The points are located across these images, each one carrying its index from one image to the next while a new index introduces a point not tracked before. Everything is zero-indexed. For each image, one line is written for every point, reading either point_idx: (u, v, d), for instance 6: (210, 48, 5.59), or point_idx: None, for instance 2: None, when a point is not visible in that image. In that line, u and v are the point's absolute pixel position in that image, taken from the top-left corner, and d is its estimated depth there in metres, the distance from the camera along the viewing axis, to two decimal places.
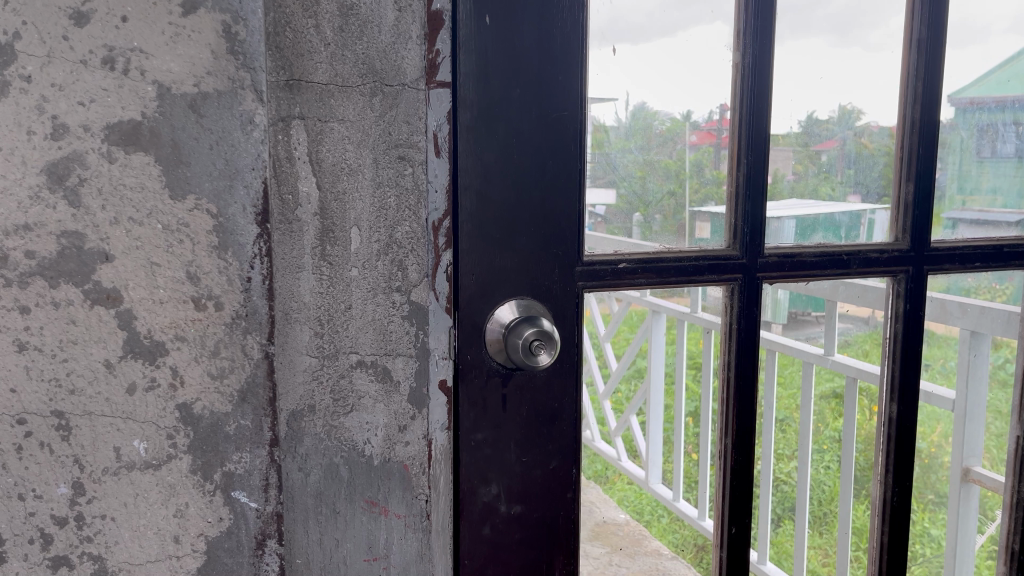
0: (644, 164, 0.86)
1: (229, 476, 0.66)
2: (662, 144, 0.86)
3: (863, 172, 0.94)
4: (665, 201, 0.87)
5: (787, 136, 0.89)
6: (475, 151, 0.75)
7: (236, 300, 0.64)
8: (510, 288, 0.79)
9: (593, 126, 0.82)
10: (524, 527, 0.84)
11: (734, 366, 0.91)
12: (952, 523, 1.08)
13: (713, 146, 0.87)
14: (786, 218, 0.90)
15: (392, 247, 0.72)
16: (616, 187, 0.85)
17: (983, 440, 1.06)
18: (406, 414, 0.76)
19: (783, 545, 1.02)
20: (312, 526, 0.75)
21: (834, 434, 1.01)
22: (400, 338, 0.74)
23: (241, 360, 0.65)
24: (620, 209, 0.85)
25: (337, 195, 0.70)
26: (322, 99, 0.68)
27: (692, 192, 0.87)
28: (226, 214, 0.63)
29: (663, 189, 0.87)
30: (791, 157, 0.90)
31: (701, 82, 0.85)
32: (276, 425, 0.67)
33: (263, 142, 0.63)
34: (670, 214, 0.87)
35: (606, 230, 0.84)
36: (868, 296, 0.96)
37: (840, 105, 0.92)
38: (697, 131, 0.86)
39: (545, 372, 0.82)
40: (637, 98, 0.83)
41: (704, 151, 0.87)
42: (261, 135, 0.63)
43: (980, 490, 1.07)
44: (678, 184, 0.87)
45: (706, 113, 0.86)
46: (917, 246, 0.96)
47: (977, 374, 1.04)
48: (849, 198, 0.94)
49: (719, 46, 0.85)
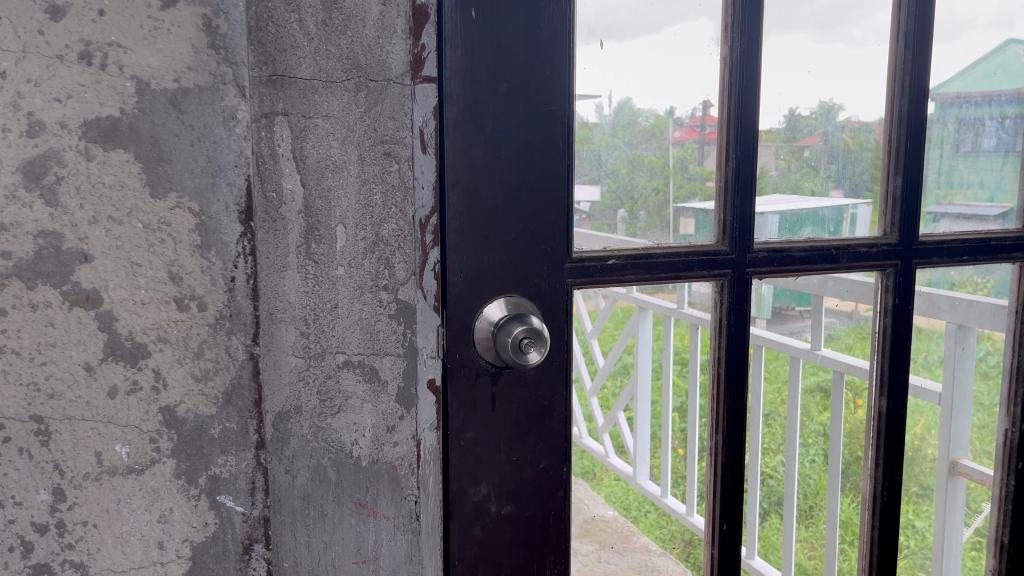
0: (631, 161, 0.85)
1: (214, 480, 0.65)
2: (648, 140, 0.85)
3: (846, 167, 0.94)
4: (650, 198, 0.86)
5: (770, 132, 0.89)
6: (461, 146, 0.74)
7: (220, 300, 0.63)
8: (499, 284, 0.78)
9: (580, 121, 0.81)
10: (515, 526, 0.83)
11: (723, 363, 0.91)
12: (939, 516, 1.08)
13: (697, 142, 0.86)
14: (771, 214, 0.90)
15: (378, 245, 0.72)
16: (602, 184, 0.84)
17: (969, 433, 1.06)
18: (393, 414, 0.74)
19: (770, 538, 1.02)
20: (300, 529, 0.74)
21: (819, 427, 1.00)
22: (387, 337, 0.73)
23: (225, 361, 0.64)
24: (606, 206, 0.84)
25: (322, 192, 0.70)
26: (306, 95, 0.68)
27: (677, 189, 0.86)
28: (208, 213, 0.62)
29: (650, 186, 0.86)
30: (775, 153, 0.90)
31: (689, 77, 0.85)
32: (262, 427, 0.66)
33: (246, 139, 0.62)
34: (654, 211, 0.86)
35: (592, 227, 0.83)
36: (857, 291, 0.96)
37: (821, 102, 0.91)
38: (680, 127, 0.86)
39: (534, 371, 0.81)
40: (625, 94, 0.83)
41: (689, 147, 0.86)
42: (244, 131, 0.62)
43: (967, 482, 1.08)
44: (664, 181, 0.86)
45: (689, 109, 0.86)
46: (905, 239, 0.96)
47: (964, 367, 1.05)
48: (832, 192, 0.93)
49: (707, 42, 0.84)
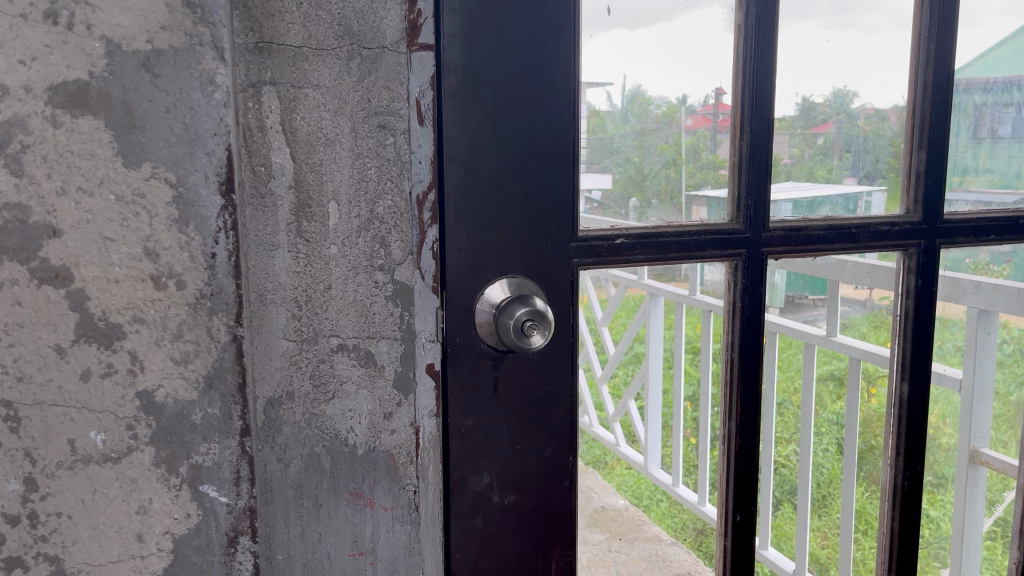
0: (641, 147, 0.81)
1: (196, 469, 0.62)
2: (658, 129, 0.81)
3: (859, 156, 0.89)
4: (661, 186, 0.82)
5: (783, 120, 0.84)
6: (459, 119, 0.70)
7: (199, 278, 0.59)
8: (501, 265, 0.74)
9: (589, 110, 0.77)
10: (519, 517, 0.80)
11: (737, 348, 0.86)
12: (959, 507, 1.04)
13: (710, 130, 0.82)
14: (783, 200, 0.86)
15: (373, 222, 0.68)
16: (612, 172, 0.80)
17: (991, 420, 1.02)
18: (390, 401, 0.71)
19: (782, 527, 0.98)
20: (294, 519, 0.70)
21: (833, 416, 0.97)
22: (384, 320, 0.70)
23: (207, 343, 0.60)
24: (616, 194, 0.80)
25: (313, 167, 0.66)
26: (295, 63, 0.64)
27: (689, 176, 0.82)
28: (186, 184, 0.58)
29: (661, 173, 0.82)
30: (788, 142, 0.85)
31: (701, 62, 0.80)
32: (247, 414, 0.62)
33: (226, 105, 0.58)
34: (666, 199, 0.82)
35: (603, 216, 0.79)
36: (875, 274, 0.92)
37: (833, 89, 0.87)
38: (693, 116, 0.82)
39: (539, 355, 0.77)
40: (635, 82, 0.79)
41: (701, 136, 0.82)
42: (224, 97, 0.58)
43: (988, 472, 1.04)
44: (675, 169, 0.82)
45: (702, 97, 0.81)
46: (929, 218, 0.91)
47: (985, 351, 1.00)
48: (846, 180, 0.89)
49: (720, 30, 0.80)
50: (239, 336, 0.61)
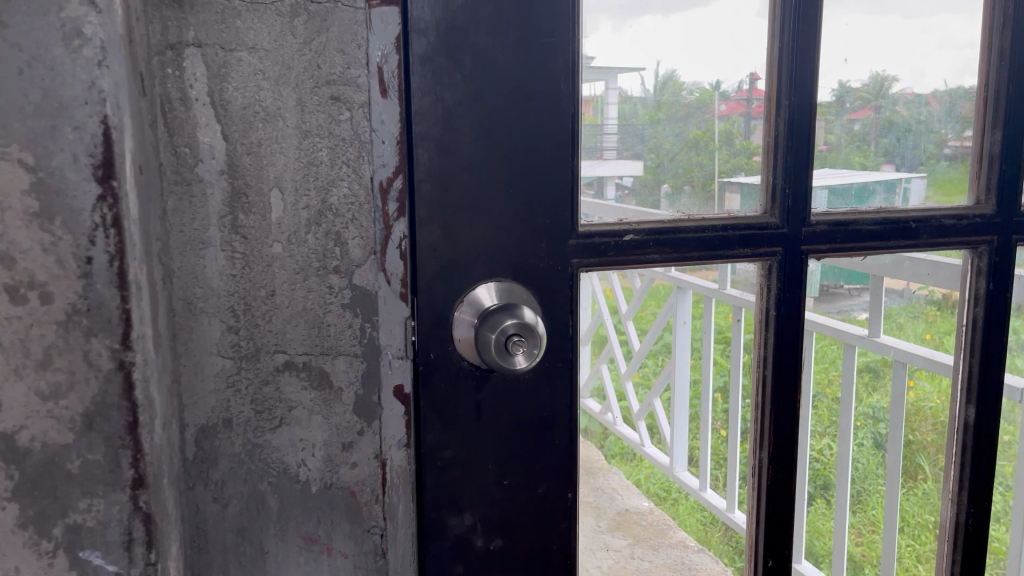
0: (666, 129, 0.68)
1: (74, 532, 0.49)
2: (688, 114, 0.68)
3: (909, 141, 0.76)
4: (694, 173, 0.69)
5: (826, 100, 0.70)
6: (430, 89, 0.58)
7: (71, 289, 0.46)
8: (481, 268, 0.62)
9: (619, 97, 0.65)
10: (508, 565, 0.67)
11: (771, 364, 0.73)
12: None
13: (745, 115, 0.69)
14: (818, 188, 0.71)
15: (326, 215, 0.56)
16: (643, 157, 0.68)
17: None
18: (350, 429, 0.59)
19: (817, 524, 0.83)
20: (234, 570, 0.59)
21: (869, 409, 0.82)
22: (340, 333, 0.58)
23: (83, 373, 0.47)
24: (647, 180, 0.67)
25: (250, 147, 0.55)
26: (224, 20, 0.52)
27: (723, 163, 0.69)
28: (49, 167, 0.45)
29: (689, 160, 0.69)
30: (823, 128, 0.71)
31: (724, 54, 0.68)
32: (141, 460, 0.49)
33: (100, 64, 0.45)
34: (700, 187, 0.69)
35: (635, 204, 0.67)
36: (938, 273, 0.78)
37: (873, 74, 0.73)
38: (727, 100, 0.68)
39: (531, 373, 0.64)
40: (671, 66, 0.67)
41: (735, 120, 0.69)
42: (96, 52, 0.45)
43: None
44: (707, 156, 0.69)
45: (736, 82, 0.68)
46: (1003, 210, 0.77)
47: None
48: (884, 167, 0.75)
49: (750, 18, 0.67)
50: (125, 365, 0.48)
